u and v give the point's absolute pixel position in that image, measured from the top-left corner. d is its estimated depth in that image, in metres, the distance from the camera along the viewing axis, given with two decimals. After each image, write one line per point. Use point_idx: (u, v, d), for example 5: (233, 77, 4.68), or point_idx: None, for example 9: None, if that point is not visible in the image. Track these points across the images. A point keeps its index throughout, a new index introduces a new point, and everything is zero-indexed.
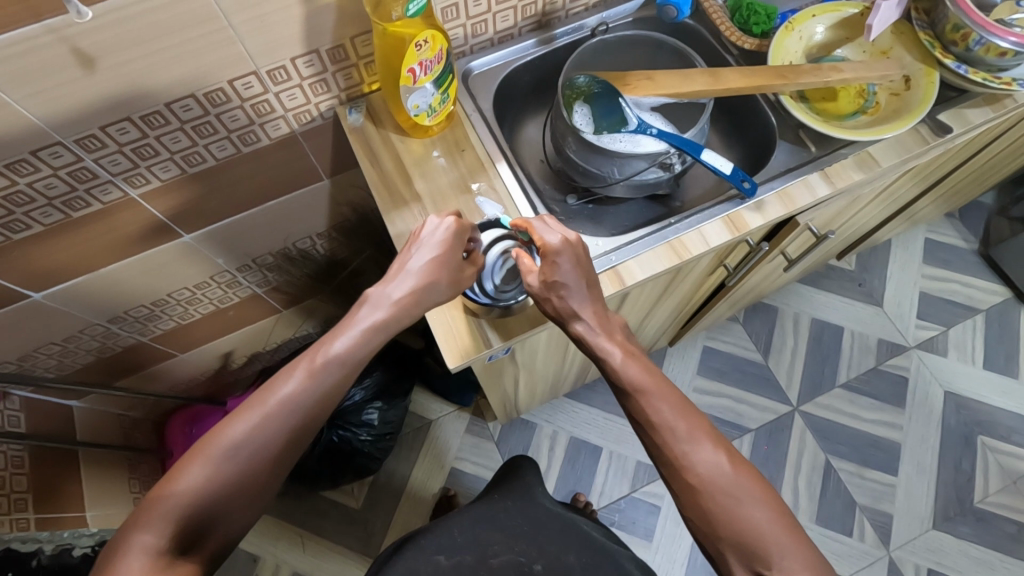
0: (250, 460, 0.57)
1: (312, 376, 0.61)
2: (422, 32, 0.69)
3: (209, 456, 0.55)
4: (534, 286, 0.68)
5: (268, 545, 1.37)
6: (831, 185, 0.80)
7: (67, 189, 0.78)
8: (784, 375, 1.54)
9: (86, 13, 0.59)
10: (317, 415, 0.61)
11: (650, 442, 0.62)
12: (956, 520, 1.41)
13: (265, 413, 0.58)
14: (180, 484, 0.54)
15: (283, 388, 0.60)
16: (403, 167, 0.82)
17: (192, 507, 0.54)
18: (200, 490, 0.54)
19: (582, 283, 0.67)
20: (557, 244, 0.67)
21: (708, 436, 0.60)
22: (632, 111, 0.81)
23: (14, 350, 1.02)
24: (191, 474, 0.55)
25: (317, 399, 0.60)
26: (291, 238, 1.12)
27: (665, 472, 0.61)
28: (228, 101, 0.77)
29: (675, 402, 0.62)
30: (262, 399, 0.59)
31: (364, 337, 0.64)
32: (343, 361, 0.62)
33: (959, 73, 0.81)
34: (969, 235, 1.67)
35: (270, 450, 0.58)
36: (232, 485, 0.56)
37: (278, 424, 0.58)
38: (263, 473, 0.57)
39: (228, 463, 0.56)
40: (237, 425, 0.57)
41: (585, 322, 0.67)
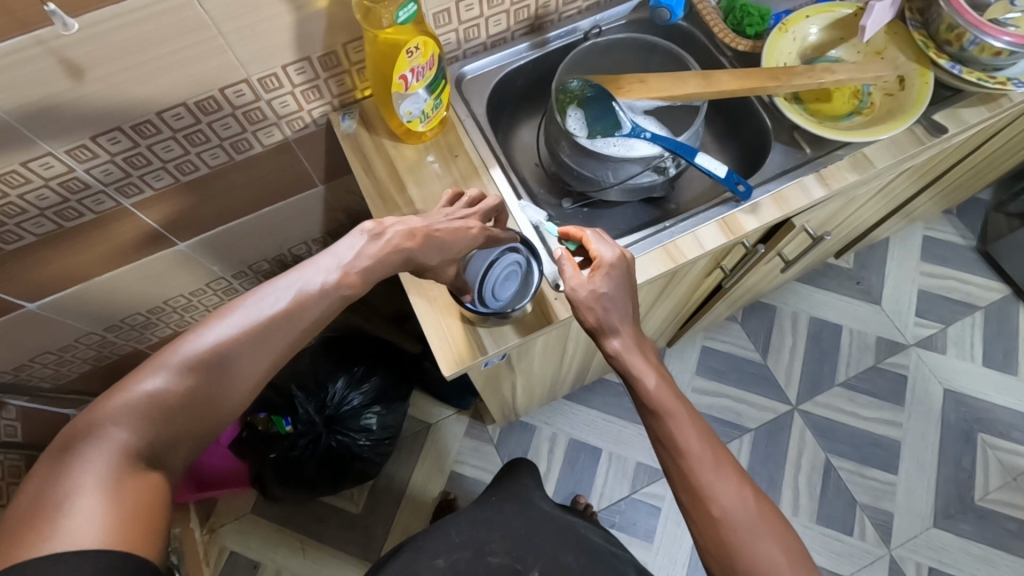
0: (224, 373, 0.53)
1: (299, 295, 0.57)
2: (413, 38, 0.69)
3: (178, 359, 0.51)
4: (580, 294, 0.67)
5: (268, 550, 1.37)
6: (826, 187, 0.80)
7: (59, 200, 0.78)
8: (783, 374, 1.53)
9: (73, 25, 0.59)
10: (301, 336, 0.57)
11: (673, 468, 0.62)
12: (957, 518, 1.41)
13: (241, 324, 0.54)
14: (144, 384, 0.50)
15: (265, 301, 0.56)
16: (396, 173, 0.82)
17: (158, 410, 0.49)
18: (166, 394, 0.50)
19: (626, 302, 0.68)
20: (615, 257, 0.68)
21: (734, 471, 0.60)
22: (625, 115, 0.81)
23: (10, 360, 1.01)
24: (157, 375, 0.50)
25: (304, 321, 0.57)
26: (286, 244, 1.11)
27: (684, 500, 0.61)
28: (220, 109, 0.77)
29: (702, 432, 0.62)
30: (242, 310, 0.55)
31: (359, 266, 0.60)
32: (332, 284, 0.58)
33: (952, 73, 0.81)
34: (967, 232, 1.66)
35: (247, 364, 0.54)
36: (203, 394, 0.52)
37: (260, 341, 0.54)
38: (237, 393, 0.53)
39: (199, 370, 0.52)
40: (211, 332, 0.53)
41: (622, 338, 0.66)
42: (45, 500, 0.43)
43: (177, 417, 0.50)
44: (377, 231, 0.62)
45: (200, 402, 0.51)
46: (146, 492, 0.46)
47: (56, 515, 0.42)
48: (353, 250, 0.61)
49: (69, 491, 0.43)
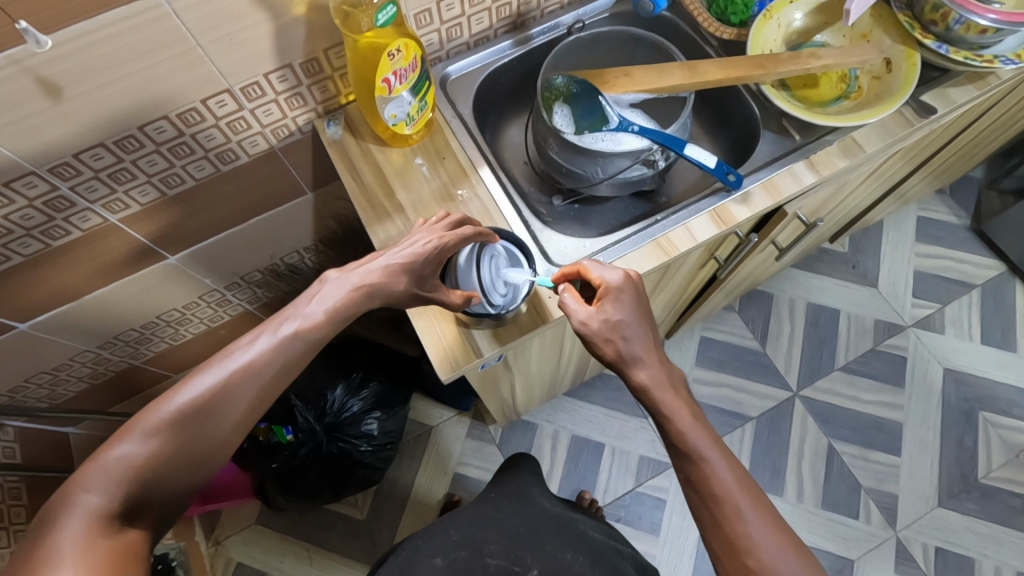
0: (200, 430, 0.53)
1: (270, 347, 0.58)
2: (394, 41, 0.68)
3: (152, 422, 0.52)
4: (591, 327, 0.66)
5: (275, 560, 1.36)
6: (816, 173, 0.79)
7: (44, 220, 0.77)
8: (782, 360, 1.53)
9: (46, 42, 0.58)
10: (275, 387, 0.58)
11: (706, 513, 0.60)
12: (961, 497, 1.41)
13: (214, 381, 0.55)
14: (119, 451, 0.50)
15: (237, 356, 0.57)
16: (384, 178, 0.81)
17: (135, 475, 0.50)
18: (142, 458, 0.51)
19: (643, 329, 0.67)
20: (621, 279, 0.67)
21: (771, 517, 0.58)
22: (613, 109, 0.80)
23: (5, 381, 1.01)
24: (132, 440, 0.51)
25: (279, 369, 0.58)
26: (278, 253, 1.11)
27: (719, 548, 0.58)
28: (203, 120, 0.76)
29: (739, 479, 0.60)
30: (216, 365, 0.56)
31: (329, 310, 0.62)
32: (303, 333, 0.60)
33: (939, 53, 0.81)
34: (960, 211, 1.66)
35: (223, 419, 0.55)
36: (179, 454, 0.52)
37: (235, 390, 0.55)
38: (216, 441, 0.54)
39: (176, 430, 0.52)
40: (185, 391, 0.54)
41: (649, 370, 0.65)
42: (22, 573, 0.43)
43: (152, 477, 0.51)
44: (345, 273, 0.65)
45: (178, 457, 0.52)
46: (118, 552, 0.46)
47: None
48: (316, 301, 0.62)
49: (47, 562, 0.43)
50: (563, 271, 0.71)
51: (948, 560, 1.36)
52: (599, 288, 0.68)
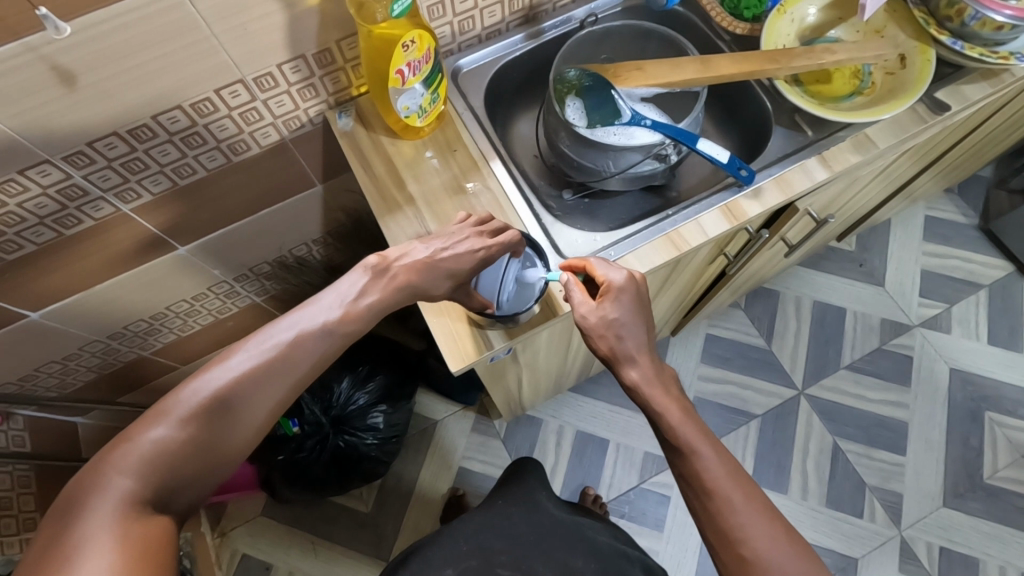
0: (230, 417, 0.54)
1: (299, 338, 0.58)
2: (408, 32, 0.68)
3: (183, 407, 0.52)
4: (590, 321, 0.66)
5: (280, 552, 1.37)
6: (828, 169, 0.79)
7: (57, 208, 0.77)
8: (788, 358, 1.53)
9: (63, 29, 0.58)
10: (303, 379, 0.58)
11: (700, 507, 0.60)
12: (966, 496, 1.41)
13: (244, 369, 0.55)
14: (151, 434, 0.50)
15: (268, 345, 0.57)
16: (395, 170, 0.81)
17: (167, 457, 0.50)
18: (174, 442, 0.51)
19: (640, 329, 0.66)
20: (627, 279, 0.67)
21: (765, 508, 0.59)
22: (624, 103, 0.80)
23: (14, 370, 1.01)
24: (162, 423, 0.51)
25: (311, 360, 0.58)
26: (287, 245, 1.11)
27: (715, 542, 0.59)
28: (216, 110, 0.76)
29: (731, 471, 0.60)
30: (247, 353, 0.56)
31: (361, 303, 0.62)
32: (332, 326, 0.60)
33: (954, 49, 0.81)
34: (968, 210, 1.66)
35: (253, 408, 0.55)
36: (209, 439, 0.53)
37: (267, 379, 0.56)
38: (247, 428, 0.55)
39: (206, 416, 0.53)
40: (217, 377, 0.54)
41: (640, 368, 0.65)
42: (56, 544, 0.43)
43: (183, 461, 0.51)
44: (380, 267, 0.64)
45: (208, 443, 0.53)
46: (151, 531, 0.46)
47: (68, 558, 0.42)
48: (351, 291, 0.62)
49: (79, 535, 0.43)
50: (570, 264, 0.71)
51: (953, 559, 1.36)
52: (602, 285, 0.67)
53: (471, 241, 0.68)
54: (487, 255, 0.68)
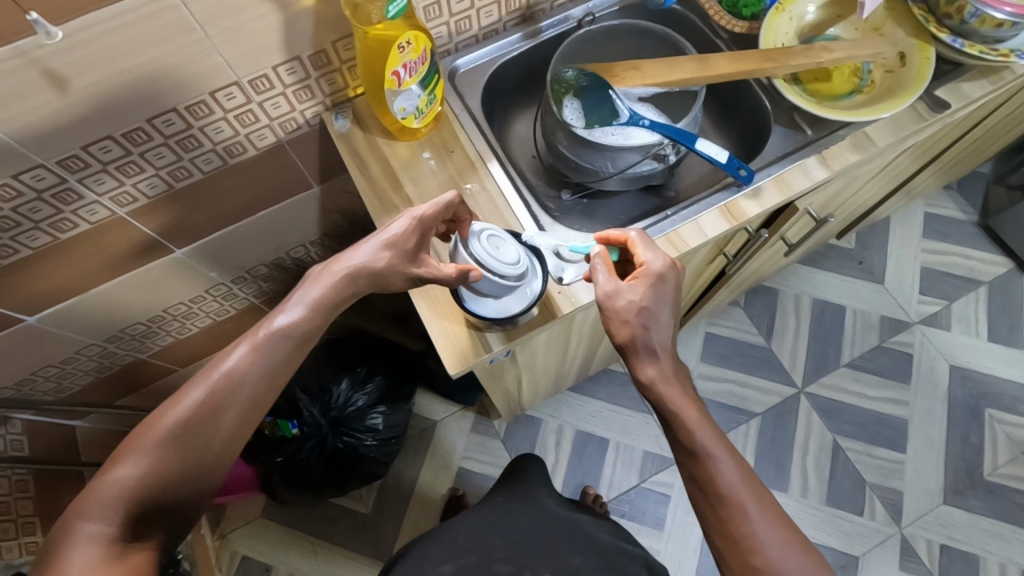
0: (192, 442, 0.54)
1: (252, 353, 0.58)
2: (404, 33, 0.68)
3: (144, 442, 0.53)
4: (618, 302, 0.64)
5: (280, 553, 1.36)
6: (827, 168, 0.78)
7: (52, 212, 0.77)
8: (788, 356, 1.53)
9: (55, 33, 0.57)
10: (265, 390, 0.58)
11: (710, 511, 0.59)
12: (966, 494, 1.41)
13: (198, 399, 0.55)
14: (117, 473, 0.51)
15: (221, 365, 0.57)
16: (392, 171, 0.81)
17: (136, 494, 0.51)
18: (142, 478, 0.52)
19: (666, 320, 0.66)
20: (662, 267, 0.66)
21: (775, 516, 0.58)
22: (623, 102, 0.79)
23: (11, 374, 1.01)
24: (122, 466, 0.52)
25: (267, 374, 0.58)
26: (284, 247, 1.11)
27: (723, 547, 0.58)
28: (211, 113, 0.76)
29: (745, 477, 0.60)
30: (201, 379, 0.56)
31: (310, 308, 0.61)
32: (286, 331, 0.59)
33: (954, 47, 0.80)
34: (968, 207, 1.65)
35: (216, 428, 0.55)
36: (175, 472, 0.53)
37: (223, 401, 0.56)
38: (213, 452, 0.55)
39: (168, 446, 0.53)
40: (171, 411, 0.54)
41: (659, 366, 0.64)
42: None
43: (152, 498, 0.52)
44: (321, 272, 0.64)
45: (176, 476, 0.53)
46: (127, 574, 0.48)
47: None
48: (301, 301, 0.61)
49: None
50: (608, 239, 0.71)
51: (952, 556, 1.36)
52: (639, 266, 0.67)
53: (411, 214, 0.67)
54: (424, 223, 0.67)
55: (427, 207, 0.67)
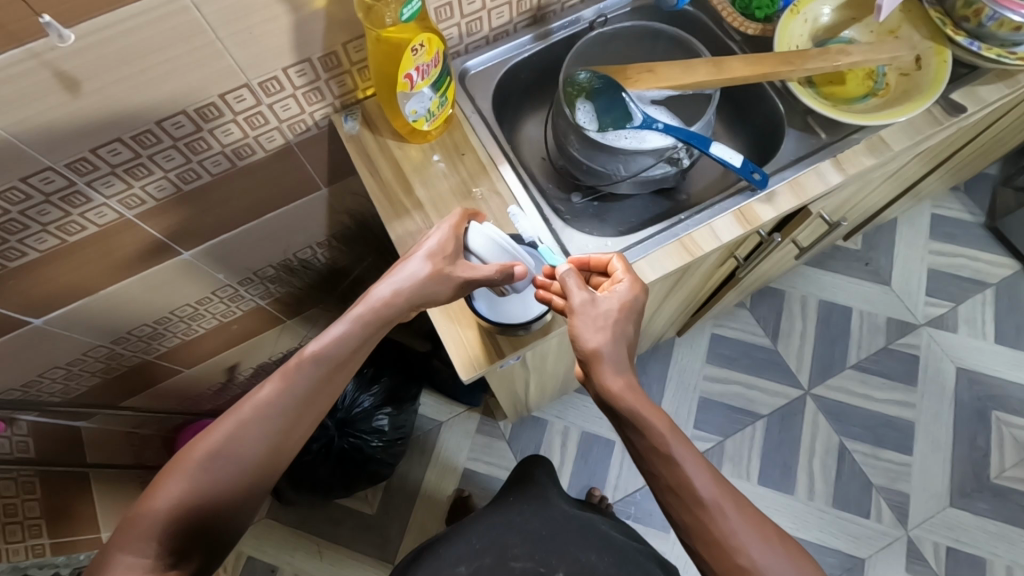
0: (227, 469, 0.56)
1: (285, 380, 0.60)
2: (417, 35, 0.67)
3: (180, 471, 0.55)
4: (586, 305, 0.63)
5: (285, 554, 1.36)
6: (842, 172, 0.78)
7: (60, 215, 0.76)
8: (794, 358, 1.52)
9: (67, 36, 0.57)
10: (298, 417, 0.59)
11: (688, 519, 0.57)
12: (973, 496, 1.41)
13: (231, 427, 0.57)
14: (155, 502, 0.53)
15: (255, 394, 0.59)
16: (403, 174, 0.80)
17: (174, 522, 0.53)
18: (177, 506, 0.53)
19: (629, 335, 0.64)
20: (635, 285, 0.66)
21: (753, 517, 0.57)
22: (636, 105, 0.78)
23: (18, 376, 1.00)
24: (163, 492, 0.54)
25: (299, 401, 0.59)
26: (291, 249, 1.10)
27: (707, 553, 0.57)
28: (221, 115, 0.75)
29: (718, 480, 0.58)
30: (235, 408, 0.58)
31: (348, 329, 0.62)
32: (320, 355, 0.61)
33: (971, 50, 0.80)
34: (975, 208, 1.65)
35: (250, 455, 0.57)
36: (211, 499, 0.55)
37: (255, 429, 0.57)
38: (247, 478, 0.56)
39: (204, 476, 0.55)
40: (207, 439, 0.56)
41: (625, 376, 0.62)
42: None
43: (190, 524, 0.53)
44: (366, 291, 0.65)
45: (212, 503, 0.55)
46: None
47: None
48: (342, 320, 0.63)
49: None
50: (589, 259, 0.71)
51: (959, 559, 1.36)
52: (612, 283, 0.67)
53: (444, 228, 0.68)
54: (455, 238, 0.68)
55: (455, 219, 0.69)
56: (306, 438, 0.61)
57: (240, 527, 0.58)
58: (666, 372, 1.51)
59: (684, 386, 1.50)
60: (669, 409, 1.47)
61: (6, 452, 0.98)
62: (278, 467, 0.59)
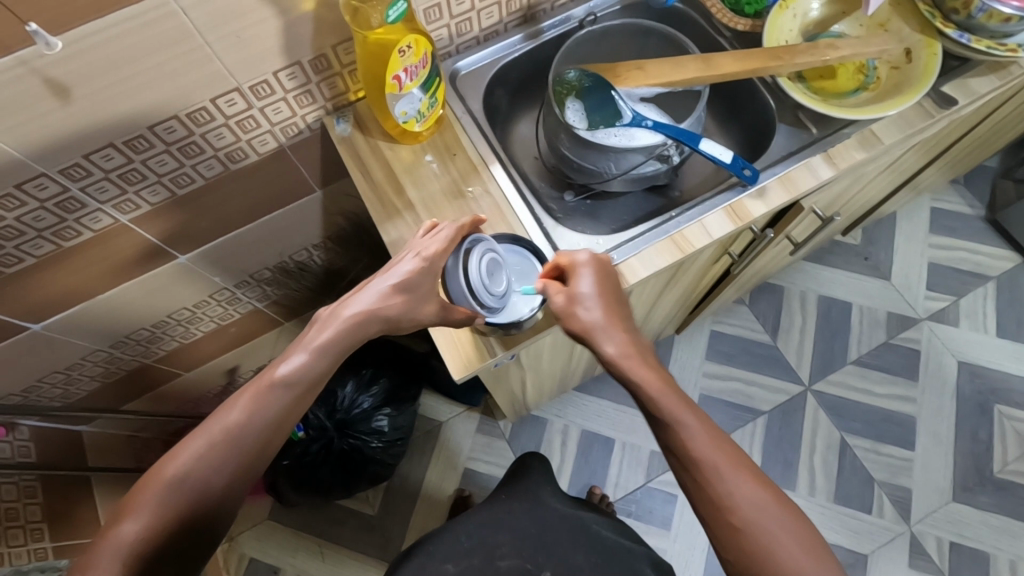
0: (195, 493, 0.56)
1: (254, 404, 0.59)
2: (405, 37, 0.67)
3: (149, 498, 0.55)
4: (558, 300, 0.65)
5: (288, 555, 1.37)
6: (833, 166, 0.78)
7: (55, 221, 0.77)
8: (794, 354, 1.52)
9: (54, 43, 0.57)
10: (268, 438, 0.60)
11: (719, 522, 0.55)
12: (975, 491, 1.40)
13: (198, 450, 0.57)
14: (122, 529, 0.53)
15: (223, 417, 0.59)
16: (394, 175, 0.80)
17: (141, 549, 0.53)
18: (144, 532, 0.53)
19: (613, 302, 0.65)
20: (578, 261, 0.68)
21: (749, 472, 0.56)
22: (625, 103, 0.79)
23: (19, 381, 1.01)
24: (130, 519, 0.54)
25: (268, 422, 0.60)
26: (288, 251, 1.10)
27: (736, 559, 0.54)
28: (212, 119, 0.75)
29: (757, 481, 0.55)
30: (203, 431, 0.58)
31: (316, 353, 0.62)
32: (292, 379, 0.61)
33: (961, 42, 0.79)
34: (975, 201, 1.64)
35: (219, 478, 0.57)
36: (177, 522, 0.55)
37: (223, 452, 0.58)
38: (214, 499, 0.57)
39: (172, 500, 0.55)
40: (173, 463, 0.56)
41: (616, 343, 0.62)
42: None
43: (157, 548, 0.54)
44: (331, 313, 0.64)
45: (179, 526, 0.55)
46: None
47: None
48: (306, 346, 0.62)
49: None
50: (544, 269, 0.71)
51: (962, 554, 1.35)
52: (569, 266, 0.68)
53: (419, 257, 0.66)
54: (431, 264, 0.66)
55: (437, 246, 0.67)
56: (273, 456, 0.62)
57: (206, 546, 0.58)
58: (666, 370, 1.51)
59: (684, 383, 1.50)
60: None
61: (6, 456, 0.98)
62: (246, 486, 0.60)
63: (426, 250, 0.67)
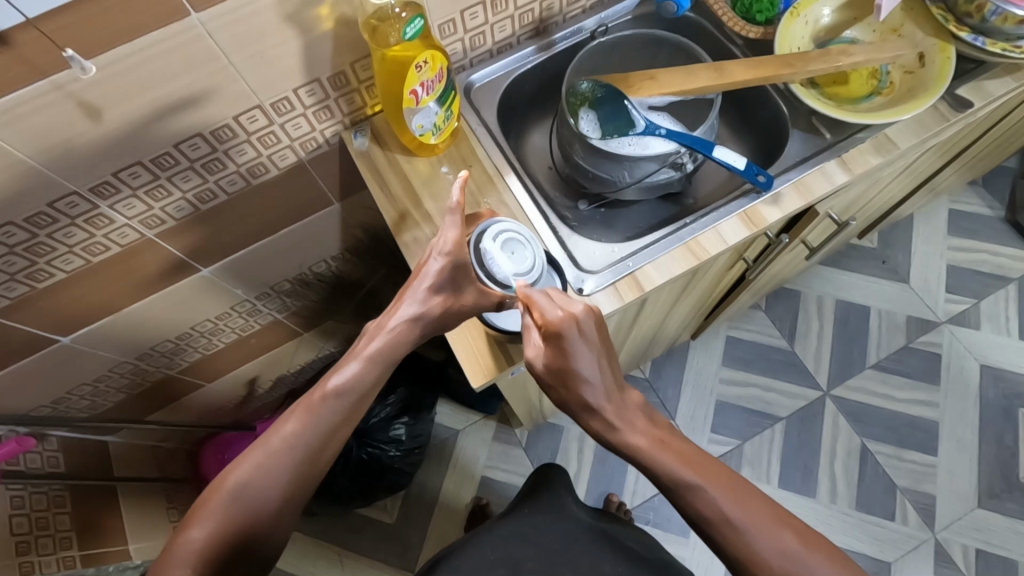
0: (253, 502, 0.59)
1: (309, 415, 0.62)
2: (422, 53, 0.68)
3: (214, 506, 0.58)
4: (540, 369, 0.65)
5: (307, 564, 1.38)
6: (848, 171, 0.78)
7: (85, 237, 0.79)
8: (811, 358, 1.51)
9: (89, 68, 0.59)
10: (322, 449, 0.62)
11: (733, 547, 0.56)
12: (1002, 497, 1.38)
13: (256, 460, 0.60)
14: (189, 535, 0.56)
15: (280, 429, 0.62)
16: (412, 187, 0.82)
17: (206, 553, 0.56)
18: (210, 537, 0.57)
19: (595, 371, 0.62)
20: (560, 322, 0.62)
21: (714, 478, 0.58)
22: (639, 112, 0.79)
23: (49, 393, 1.04)
24: (198, 525, 0.57)
25: (322, 433, 0.62)
26: (306, 263, 1.13)
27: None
28: (235, 136, 0.77)
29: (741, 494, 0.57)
30: (260, 444, 0.61)
31: (362, 365, 0.65)
32: (343, 388, 0.64)
33: (975, 45, 0.80)
34: (994, 202, 1.62)
35: (276, 490, 0.60)
36: (239, 528, 0.58)
37: (279, 462, 0.60)
38: (274, 507, 0.60)
39: (233, 509, 0.58)
40: (234, 473, 0.60)
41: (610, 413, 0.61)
42: None
43: (221, 553, 0.57)
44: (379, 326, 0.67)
45: (241, 532, 0.58)
46: None
47: None
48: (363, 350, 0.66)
49: None
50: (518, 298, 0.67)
51: (990, 561, 1.33)
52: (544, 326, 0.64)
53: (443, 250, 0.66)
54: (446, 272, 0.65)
55: (452, 237, 0.66)
56: (327, 466, 0.65)
57: (269, 555, 0.61)
58: (683, 377, 1.51)
59: (700, 389, 1.49)
60: (686, 413, 1.47)
61: (38, 467, 0.99)
62: (301, 499, 0.62)
63: (442, 244, 0.66)
